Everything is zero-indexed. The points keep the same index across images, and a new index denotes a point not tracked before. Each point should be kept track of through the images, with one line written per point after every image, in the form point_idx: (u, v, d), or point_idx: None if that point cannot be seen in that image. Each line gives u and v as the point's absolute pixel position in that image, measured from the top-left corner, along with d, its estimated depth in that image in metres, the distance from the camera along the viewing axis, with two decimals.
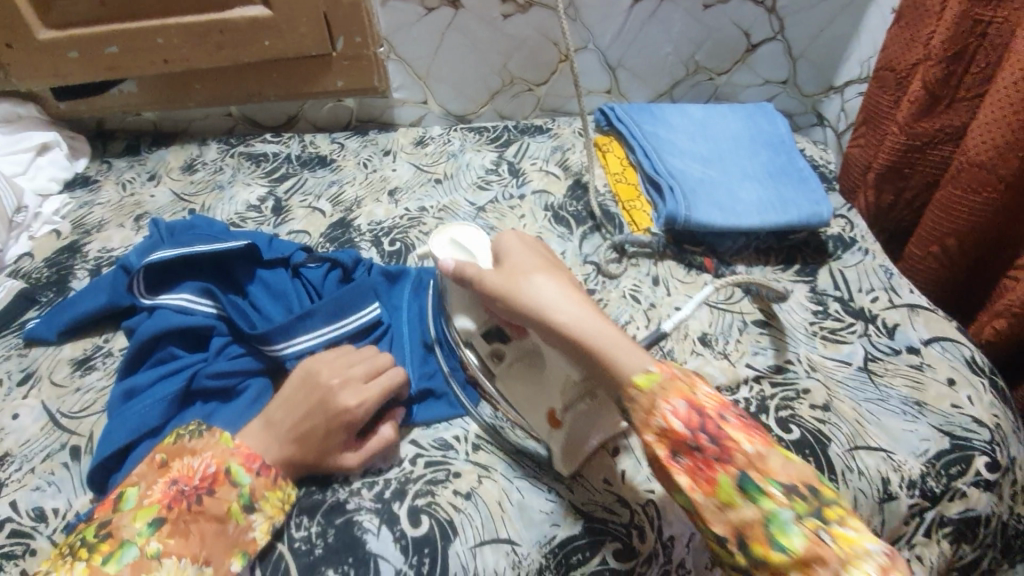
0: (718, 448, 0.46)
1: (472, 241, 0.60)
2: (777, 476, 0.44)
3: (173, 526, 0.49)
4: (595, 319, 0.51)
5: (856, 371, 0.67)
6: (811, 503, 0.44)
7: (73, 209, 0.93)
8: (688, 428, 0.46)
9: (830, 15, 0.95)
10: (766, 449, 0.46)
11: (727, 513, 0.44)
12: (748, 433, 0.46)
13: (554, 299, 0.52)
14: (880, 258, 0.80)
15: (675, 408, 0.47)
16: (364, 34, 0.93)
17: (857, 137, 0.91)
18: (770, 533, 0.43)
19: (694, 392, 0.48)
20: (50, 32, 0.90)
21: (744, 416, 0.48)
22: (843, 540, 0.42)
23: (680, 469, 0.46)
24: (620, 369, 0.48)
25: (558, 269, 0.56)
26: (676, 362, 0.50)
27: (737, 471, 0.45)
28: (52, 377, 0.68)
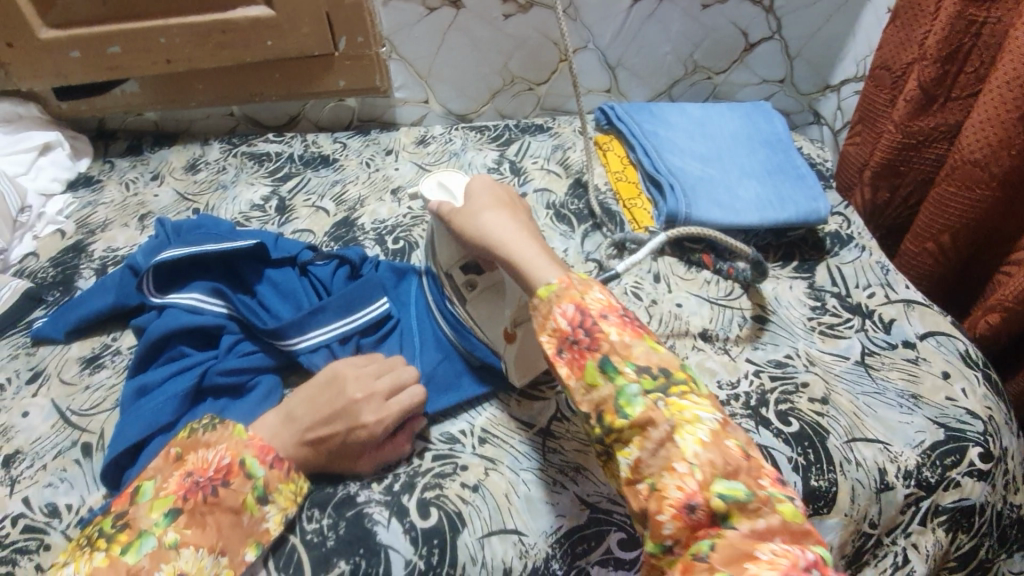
0: (590, 338, 0.49)
1: (456, 182, 0.64)
2: (636, 360, 0.48)
3: (190, 517, 0.50)
4: (525, 245, 0.56)
5: (853, 365, 0.69)
6: (659, 381, 0.47)
7: (77, 209, 0.93)
8: (569, 325, 0.49)
9: (826, 15, 0.96)
10: (631, 339, 0.49)
11: (591, 392, 0.48)
12: (621, 327, 0.49)
13: (495, 231, 0.57)
14: (877, 254, 0.81)
15: (564, 310, 0.50)
16: (366, 34, 0.93)
17: (853, 136, 0.92)
18: (618, 404, 0.47)
19: (583, 297, 0.50)
20: (52, 32, 0.91)
21: (623, 312, 0.50)
22: (677, 408, 0.46)
23: (561, 362, 0.50)
24: (530, 282, 0.53)
25: (512, 206, 0.60)
26: (581, 274, 0.53)
27: (602, 356, 0.48)
28: (61, 375, 0.69)
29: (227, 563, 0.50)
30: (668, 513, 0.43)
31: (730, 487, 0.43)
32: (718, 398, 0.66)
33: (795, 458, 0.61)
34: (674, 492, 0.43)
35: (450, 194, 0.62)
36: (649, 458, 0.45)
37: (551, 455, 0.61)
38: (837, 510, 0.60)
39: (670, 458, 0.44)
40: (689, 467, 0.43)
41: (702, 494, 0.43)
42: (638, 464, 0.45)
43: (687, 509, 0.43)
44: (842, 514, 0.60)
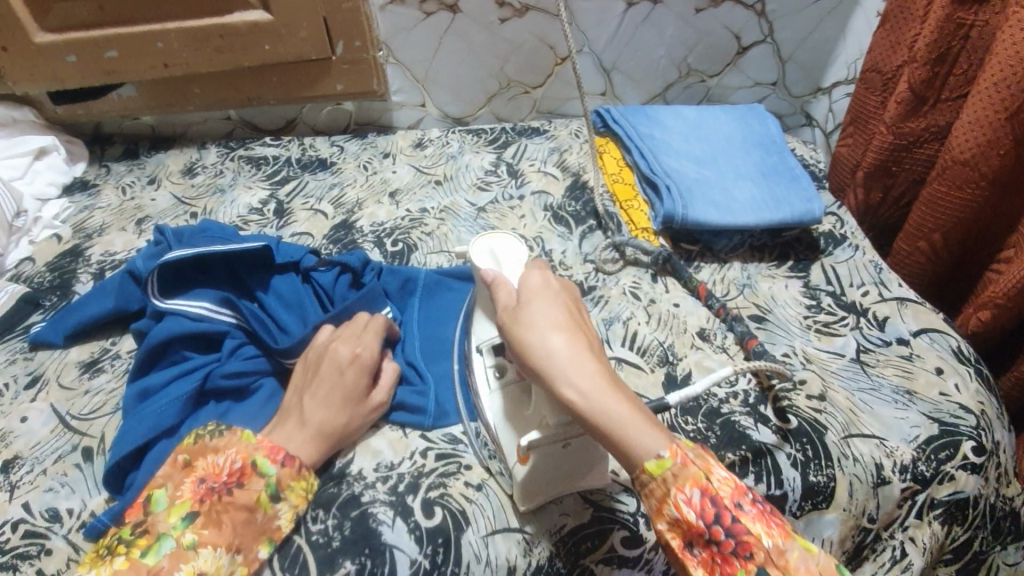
0: (732, 539, 0.44)
1: (512, 258, 0.58)
2: (796, 573, 0.43)
3: (206, 517, 0.51)
4: (610, 396, 0.48)
5: (849, 363, 0.70)
6: None
7: (73, 214, 0.93)
8: (701, 519, 0.45)
9: (817, 19, 0.98)
10: (783, 541, 0.44)
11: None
12: (764, 524, 0.45)
13: (567, 367, 0.49)
14: (870, 254, 0.82)
15: (688, 497, 0.46)
16: (363, 38, 0.94)
17: (845, 137, 0.94)
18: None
19: (708, 480, 0.46)
20: (46, 36, 0.90)
21: (761, 503, 0.46)
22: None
23: (694, 559, 0.45)
24: (632, 450, 0.47)
25: (582, 329, 0.52)
26: (693, 445, 0.48)
27: (756, 567, 0.43)
28: (60, 379, 0.69)
29: (242, 560, 0.51)
30: None
31: None
32: (717, 396, 0.67)
33: (794, 455, 0.62)
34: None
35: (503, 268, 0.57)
36: None
37: None
38: (835, 505, 0.61)
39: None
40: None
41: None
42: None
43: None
44: (841, 510, 0.61)
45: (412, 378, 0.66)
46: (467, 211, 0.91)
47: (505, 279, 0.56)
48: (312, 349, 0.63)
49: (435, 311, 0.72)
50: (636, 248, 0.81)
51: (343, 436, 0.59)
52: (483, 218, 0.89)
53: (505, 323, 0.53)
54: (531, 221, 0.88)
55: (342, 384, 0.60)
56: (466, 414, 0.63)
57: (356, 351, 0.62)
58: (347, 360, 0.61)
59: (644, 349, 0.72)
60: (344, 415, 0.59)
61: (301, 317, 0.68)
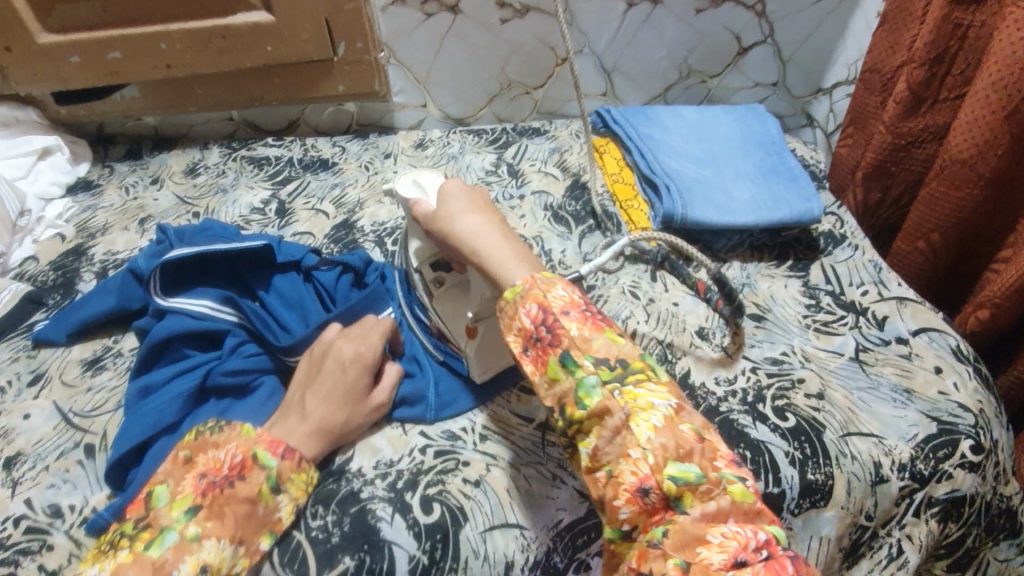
0: (552, 335, 0.50)
1: (433, 184, 0.65)
2: (594, 352, 0.49)
3: (209, 510, 0.51)
4: (497, 246, 0.56)
5: (848, 362, 0.70)
6: (616, 372, 0.49)
7: (76, 213, 0.93)
8: (533, 323, 0.51)
9: (817, 20, 0.98)
10: (591, 333, 0.50)
11: (553, 386, 0.50)
12: (581, 322, 0.50)
13: (466, 232, 0.57)
14: (869, 254, 0.83)
15: (528, 310, 0.51)
16: (365, 40, 0.95)
17: (845, 138, 0.94)
18: (578, 397, 0.48)
19: (546, 296, 0.51)
20: (51, 36, 0.91)
21: (584, 307, 0.52)
22: (633, 397, 0.48)
23: (527, 358, 0.51)
24: (501, 281, 0.54)
25: (491, 209, 0.60)
26: (544, 273, 0.54)
27: (562, 351, 0.49)
28: (63, 377, 0.69)
29: (244, 552, 0.51)
30: (623, 497, 0.46)
31: (682, 469, 0.46)
32: (715, 394, 0.67)
33: (791, 452, 0.62)
34: (629, 477, 0.46)
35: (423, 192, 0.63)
36: (606, 447, 0.47)
37: (552, 449, 0.61)
38: (833, 502, 0.61)
39: (625, 446, 0.47)
40: (643, 452, 0.46)
41: (655, 477, 0.45)
42: (597, 453, 0.48)
43: (642, 492, 0.45)
44: (839, 507, 0.61)
45: (415, 373, 0.67)
46: None
47: (426, 199, 0.64)
48: (318, 345, 0.64)
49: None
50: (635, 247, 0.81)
51: (344, 433, 0.59)
52: None
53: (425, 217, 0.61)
54: (531, 221, 0.89)
55: (343, 380, 0.60)
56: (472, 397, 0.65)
57: (356, 348, 0.62)
58: (348, 357, 0.61)
59: (644, 347, 0.72)
60: (344, 411, 0.59)
61: (302, 316, 0.69)
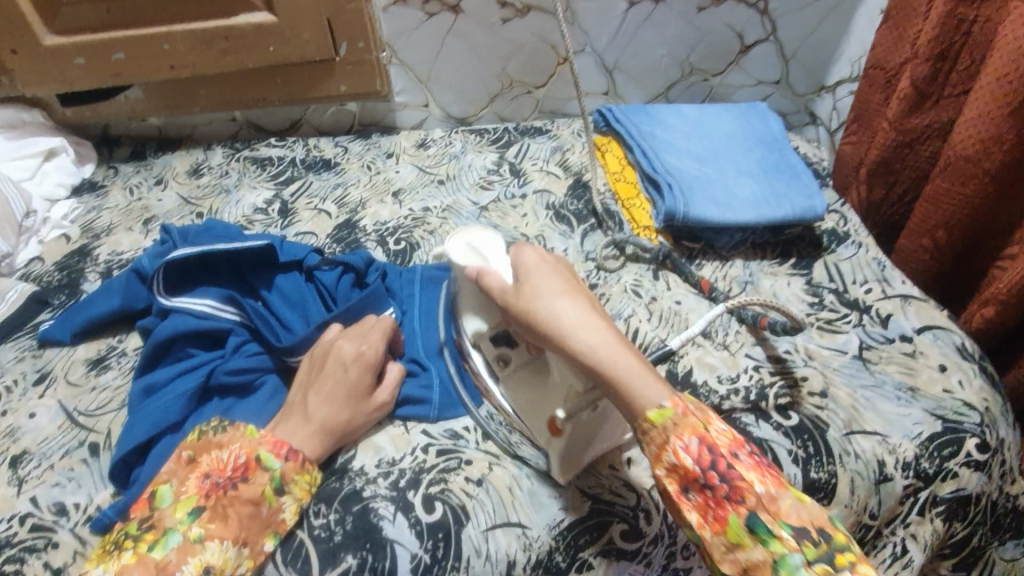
0: (728, 487, 0.47)
1: (496, 252, 0.61)
2: (789, 518, 0.46)
3: (212, 511, 0.51)
4: (621, 351, 0.51)
5: (851, 359, 0.70)
6: (820, 547, 0.46)
7: (81, 214, 0.94)
8: (697, 465, 0.48)
9: (819, 17, 0.98)
10: (777, 491, 0.47)
11: (734, 548, 0.47)
12: (760, 474, 0.48)
13: (576, 326, 0.52)
14: (873, 251, 0.82)
15: (686, 444, 0.48)
16: (367, 39, 0.95)
17: (849, 135, 0.94)
18: (776, 571, 0.45)
19: (706, 429, 0.49)
20: (55, 38, 0.91)
21: (758, 458, 0.49)
22: None
23: (690, 505, 0.49)
24: (635, 397, 0.50)
25: (582, 292, 0.56)
26: (690, 397, 0.51)
27: (748, 512, 0.47)
28: (68, 376, 0.70)
29: (248, 552, 0.51)
30: None
31: None
32: (718, 393, 0.67)
33: (794, 451, 0.62)
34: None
35: (483, 260, 0.60)
36: None
37: None
38: (836, 502, 0.61)
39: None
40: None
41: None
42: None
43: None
44: (843, 505, 0.61)
45: (417, 370, 0.67)
46: (469, 210, 0.91)
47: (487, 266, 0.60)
48: (318, 346, 0.65)
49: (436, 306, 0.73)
50: (636, 245, 0.81)
51: (346, 432, 0.60)
52: (485, 217, 0.90)
53: (510, 300, 0.56)
54: (533, 220, 0.89)
55: (345, 379, 0.61)
56: (471, 403, 0.64)
57: (359, 348, 0.63)
58: (351, 356, 0.62)
59: (646, 345, 0.72)
60: (346, 410, 0.60)
61: (303, 316, 0.69)
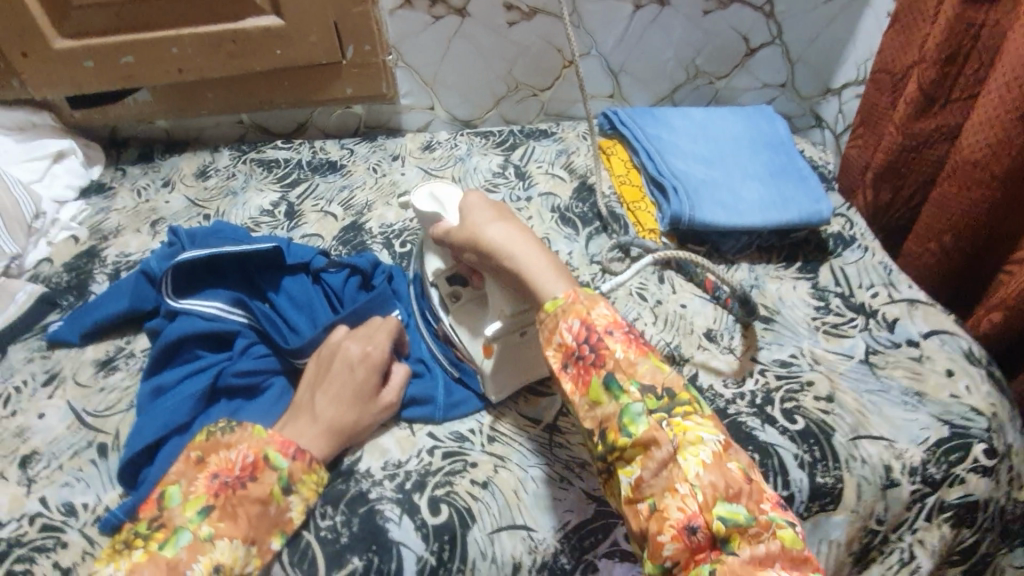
0: (595, 355, 0.52)
1: (450, 198, 0.67)
2: (640, 378, 0.51)
3: (222, 511, 0.51)
4: (535, 257, 0.58)
5: (858, 364, 0.70)
6: (662, 401, 0.50)
7: (90, 215, 0.94)
8: (575, 341, 0.53)
9: (824, 20, 0.98)
10: (636, 357, 0.52)
11: (594, 408, 0.51)
12: (626, 345, 0.52)
13: (500, 239, 0.60)
14: (880, 255, 0.82)
15: (570, 326, 0.53)
16: (373, 43, 0.96)
17: (855, 138, 0.94)
18: (622, 423, 0.50)
19: (589, 313, 0.53)
20: (66, 42, 0.91)
21: (627, 328, 0.53)
22: (680, 429, 0.49)
23: (567, 375, 0.53)
24: (542, 292, 0.56)
25: (517, 218, 0.63)
26: (586, 288, 0.56)
27: (606, 372, 0.51)
28: (76, 377, 0.70)
29: (257, 552, 0.52)
30: (668, 533, 0.47)
31: (730, 510, 0.47)
32: (724, 396, 0.66)
33: (801, 455, 0.61)
34: (676, 512, 0.47)
35: (442, 208, 0.66)
36: (651, 479, 0.48)
37: (559, 450, 0.61)
38: (842, 506, 0.61)
39: (672, 480, 0.48)
40: (691, 488, 0.47)
41: (702, 515, 0.47)
42: (640, 484, 0.48)
43: (687, 529, 0.46)
44: (848, 510, 0.61)
45: (423, 371, 0.67)
46: None
47: (445, 214, 0.66)
48: (326, 347, 0.64)
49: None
50: (641, 247, 0.81)
51: (352, 434, 0.60)
52: None
53: (454, 231, 0.64)
54: (539, 223, 0.89)
55: (352, 381, 0.61)
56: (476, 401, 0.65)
57: (364, 348, 0.63)
58: (357, 357, 0.62)
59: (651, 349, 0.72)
60: (353, 411, 0.60)
61: (310, 318, 0.70)
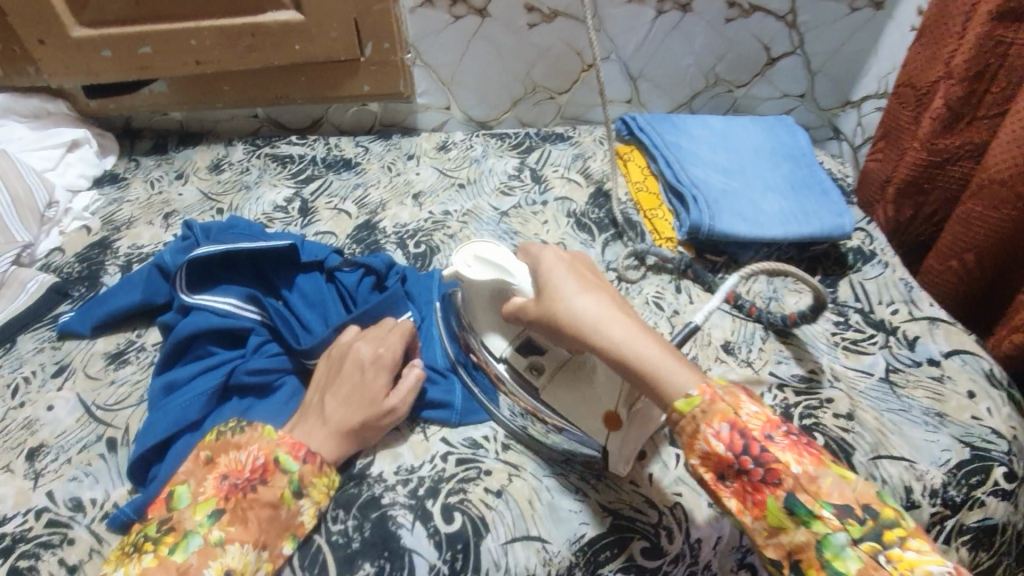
0: (764, 472, 0.45)
1: (501, 257, 0.58)
2: (829, 498, 0.44)
3: (232, 515, 0.51)
4: (645, 345, 0.50)
5: (877, 382, 0.69)
6: (866, 525, 0.43)
7: (102, 206, 0.94)
8: (733, 453, 0.45)
9: (848, 32, 0.97)
10: (816, 469, 0.45)
11: (779, 535, 0.45)
12: (796, 453, 0.45)
13: (597, 316, 0.51)
14: (900, 271, 0.81)
15: (717, 431, 0.46)
16: (393, 41, 0.95)
17: (876, 152, 0.94)
18: (822, 556, 0.43)
19: (737, 414, 0.46)
20: (84, 30, 0.90)
21: (795, 435, 0.47)
22: (903, 563, 0.42)
23: (729, 493, 0.47)
24: (665, 388, 0.48)
25: (603, 287, 0.55)
26: (718, 380, 0.49)
27: (785, 494, 0.44)
28: (86, 369, 0.69)
29: (268, 556, 0.51)
30: None
31: None
32: None
33: None
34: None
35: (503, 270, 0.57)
36: None
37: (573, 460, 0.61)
38: None
39: None
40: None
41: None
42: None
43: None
44: None
45: (437, 377, 0.66)
46: (489, 215, 0.91)
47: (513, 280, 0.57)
48: (335, 348, 0.64)
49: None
50: (658, 256, 0.81)
51: (365, 437, 0.59)
52: (506, 223, 0.89)
53: (532, 306, 0.55)
54: (554, 227, 0.88)
55: (365, 381, 0.60)
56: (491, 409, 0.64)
57: (375, 349, 0.62)
58: (369, 358, 0.61)
59: None
60: (363, 413, 0.59)
61: (323, 317, 0.69)
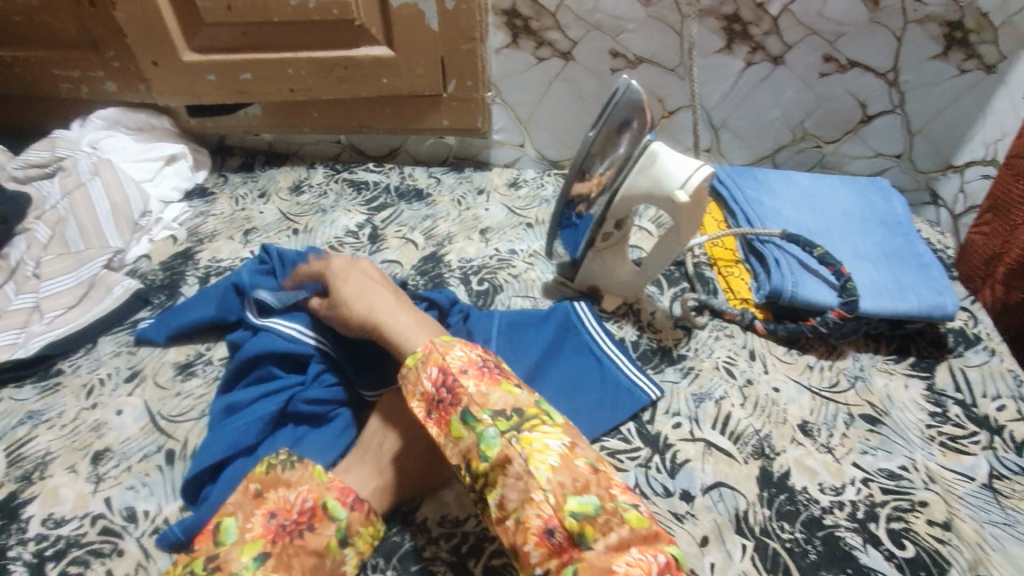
0: (451, 395, 0.52)
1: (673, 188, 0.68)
2: (490, 405, 0.50)
3: (278, 560, 0.49)
4: (396, 314, 0.62)
5: (980, 489, 0.61)
6: (512, 420, 0.50)
7: (190, 217, 0.99)
8: (433, 386, 0.53)
9: (953, 94, 0.89)
10: (488, 387, 0.52)
11: (456, 443, 0.51)
12: (477, 377, 0.52)
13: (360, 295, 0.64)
14: (1010, 362, 0.73)
15: (429, 374, 0.54)
16: (475, 79, 0.97)
17: (981, 223, 0.87)
18: (479, 450, 0.49)
19: (444, 358, 0.54)
20: (194, 55, 0.96)
21: (482, 363, 0.53)
22: (527, 441, 0.48)
23: (431, 422, 0.53)
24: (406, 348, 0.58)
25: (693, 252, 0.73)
26: (445, 337, 0.57)
27: (461, 409, 0.51)
28: (156, 378, 0.72)
29: None
30: (532, 542, 0.45)
31: (582, 504, 0.45)
32: (819, 503, 0.60)
33: None
34: (535, 520, 0.46)
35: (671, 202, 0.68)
36: (513, 497, 0.47)
37: None
38: None
39: (530, 491, 0.46)
40: (544, 495, 0.46)
41: (556, 516, 0.45)
42: (505, 502, 0.47)
43: (548, 533, 0.45)
44: None
45: None
46: None
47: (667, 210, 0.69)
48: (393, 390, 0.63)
49: (515, 346, 0.72)
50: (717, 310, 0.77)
51: (413, 484, 0.58)
52: None
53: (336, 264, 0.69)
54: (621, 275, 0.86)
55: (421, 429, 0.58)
56: None
57: None
58: None
59: (738, 436, 0.66)
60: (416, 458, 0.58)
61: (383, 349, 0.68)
